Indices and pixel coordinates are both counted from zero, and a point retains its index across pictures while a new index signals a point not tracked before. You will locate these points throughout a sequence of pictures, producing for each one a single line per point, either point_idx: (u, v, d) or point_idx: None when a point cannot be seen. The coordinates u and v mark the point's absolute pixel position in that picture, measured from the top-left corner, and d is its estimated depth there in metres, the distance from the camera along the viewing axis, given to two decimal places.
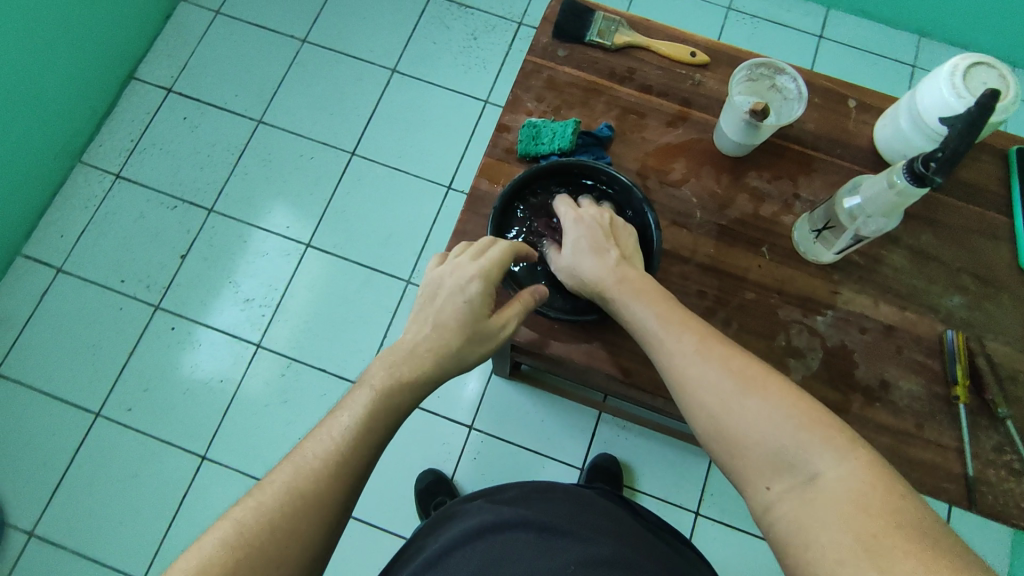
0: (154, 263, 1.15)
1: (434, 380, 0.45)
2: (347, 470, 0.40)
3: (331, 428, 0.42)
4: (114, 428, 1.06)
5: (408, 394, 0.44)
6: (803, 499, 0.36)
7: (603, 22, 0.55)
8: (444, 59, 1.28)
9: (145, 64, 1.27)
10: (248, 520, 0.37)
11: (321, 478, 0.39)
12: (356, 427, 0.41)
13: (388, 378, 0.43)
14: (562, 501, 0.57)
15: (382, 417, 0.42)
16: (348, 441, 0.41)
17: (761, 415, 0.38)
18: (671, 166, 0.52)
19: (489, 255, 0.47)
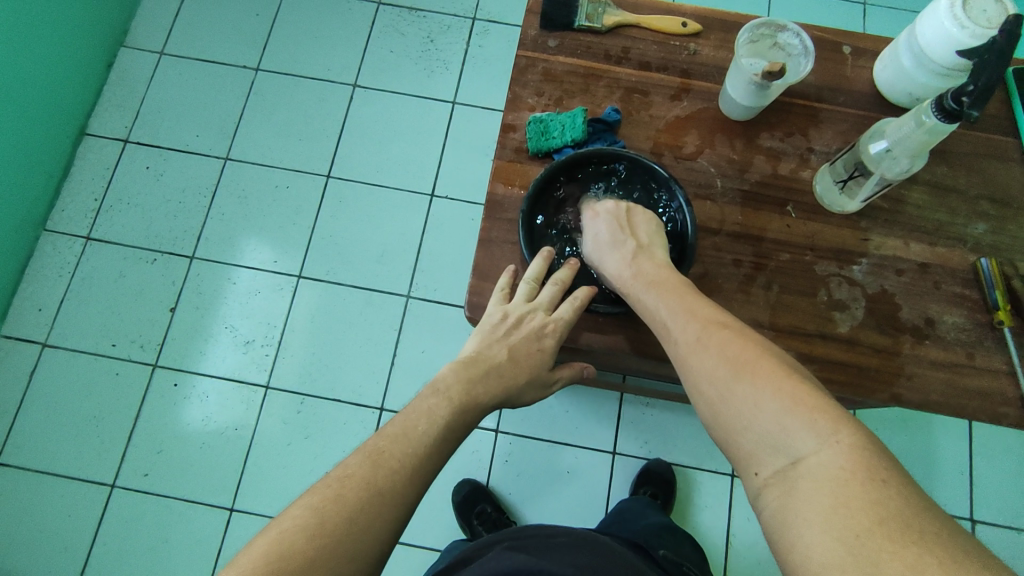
0: (143, 321, 1.11)
1: (497, 398, 0.45)
2: (423, 473, 0.41)
3: (408, 424, 0.42)
4: (134, 496, 1.02)
5: (474, 398, 0.44)
6: (786, 485, 0.34)
7: (590, 5, 0.54)
8: (404, 66, 1.26)
9: (96, 118, 1.22)
10: (326, 507, 0.36)
11: (400, 473, 0.39)
12: (433, 432, 0.42)
13: (464, 390, 0.44)
14: (582, 552, 0.55)
15: (455, 424, 0.43)
16: (425, 445, 0.41)
17: (751, 398, 0.37)
18: (683, 140, 0.52)
19: (539, 298, 0.47)
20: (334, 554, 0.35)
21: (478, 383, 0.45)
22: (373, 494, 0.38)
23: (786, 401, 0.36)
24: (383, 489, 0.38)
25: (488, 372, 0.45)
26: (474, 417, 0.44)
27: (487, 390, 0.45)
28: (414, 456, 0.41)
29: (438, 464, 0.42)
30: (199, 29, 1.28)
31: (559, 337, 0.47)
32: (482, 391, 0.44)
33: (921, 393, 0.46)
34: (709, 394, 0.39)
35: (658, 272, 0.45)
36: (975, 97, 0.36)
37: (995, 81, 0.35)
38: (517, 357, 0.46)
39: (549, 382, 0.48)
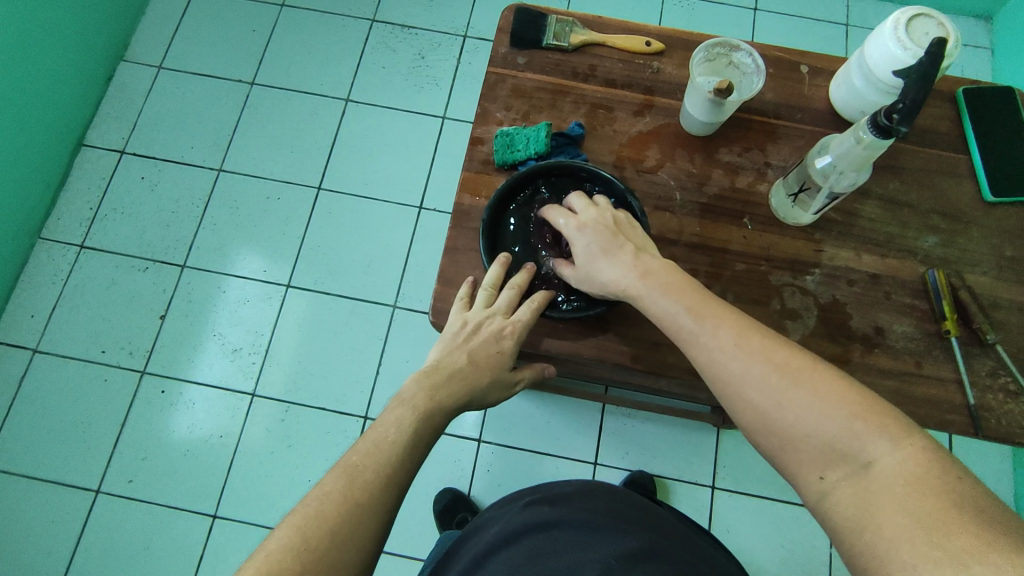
0: (133, 328, 1.13)
1: (462, 403, 0.46)
2: (398, 479, 0.41)
3: (379, 437, 0.42)
4: (118, 502, 1.03)
5: (443, 403, 0.45)
6: (859, 487, 0.36)
7: (557, 25, 0.57)
8: (396, 82, 1.29)
9: (93, 129, 1.25)
10: (308, 527, 0.37)
11: (376, 487, 0.40)
12: (405, 439, 0.42)
13: (429, 397, 0.44)
14: (594, 497, 0.60)
15: (427, 430, 0.44)
16: (398, 454, 0.42)
17: (807, 406, 0.39)
18: (645, 154, 0.54)
19: (498, 304, 0.48)
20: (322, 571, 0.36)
21: (446, 390, 0.45)
22: (354, 515, 0.38)
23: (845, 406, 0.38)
24: (364, 510, 0.38)
25: (454, 375, 0.46)
26: (444, 422, 0.45)
27: (452, 393, 0.45)
28: (391, 470, 0.41)
29: (412, 470, 0.42)
30: (197, 45, 1.31)
31: (518, 339, 0.48)
32: (448, 394, 0.45)
33: None
34: (760, 402, 0.41)
35: (670, 276, 0.45)
36: (906, 114, 0.38)
37: (921, 99, 0.37)
38: (478, 359, 0.47)
39: (511, 384, 0.49)
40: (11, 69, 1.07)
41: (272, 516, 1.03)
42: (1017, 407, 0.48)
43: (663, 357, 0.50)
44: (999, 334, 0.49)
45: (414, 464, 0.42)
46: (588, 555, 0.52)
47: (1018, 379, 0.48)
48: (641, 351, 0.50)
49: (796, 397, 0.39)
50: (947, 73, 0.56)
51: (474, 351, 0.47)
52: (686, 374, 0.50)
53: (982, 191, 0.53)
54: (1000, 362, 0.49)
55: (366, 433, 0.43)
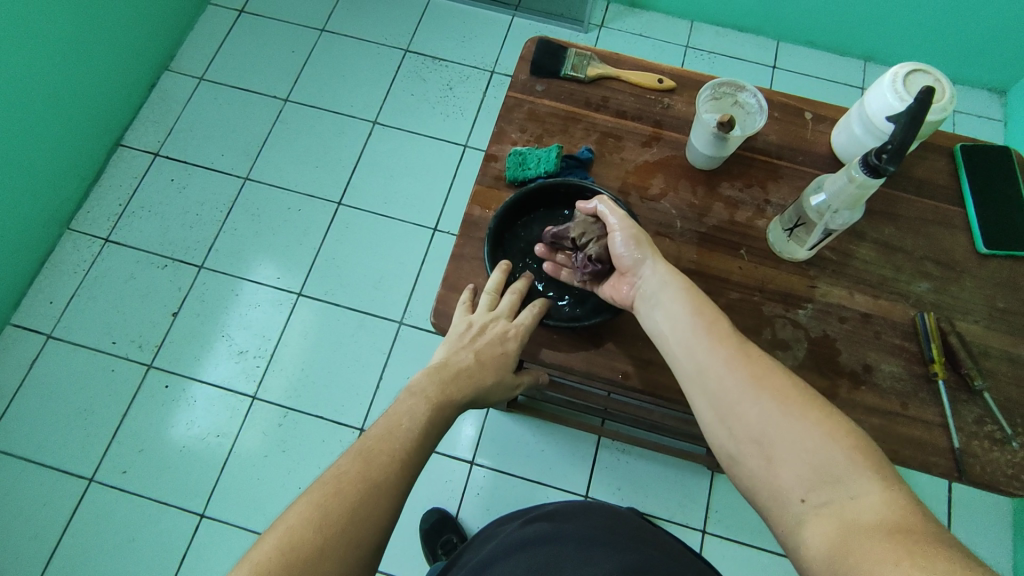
0: (146, 322, 1.15)
1: (468, 399, 0.47)
2: (412, 465, 0.42)
3: (392, 423, 0.43)
4: (110, 492, 1.04)
5: (454, 400, 0.46)
6: (838, 516, 0.36)
7: (576, 58, 0.60)
8: (423, 109, 1.34)
9: (131, 131, 1.31)
10: (328, 503, 0.37)
11: (391, 470, 0.40)
12: (418, 426, 0.43)
13: (440, 391, 0.45)
14: (596, 515, 0.58)
15: (438, 420, 0.45)
16: (411, 439, 0.42)
17: (803, 432, 0.40)
18: (650, 182, 0.56)
19: (501, 307, 0.50)
20: (340, 544, 0.36)
21: (457, 387, 0.46)
22: (374, 491, 0.39)
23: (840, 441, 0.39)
24: (383, 488, 0.39)
25: (463, 373, 0.47)
26: (452, 416, 0.46)
27: (459, 390, 0.46)
28: (407, 454, 0.42)
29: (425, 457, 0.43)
30: (238, 61, 1.38)
31: (521, 341, 0.49)
32: (457, 389, 0.46)
33: None
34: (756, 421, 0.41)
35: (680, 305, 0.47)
36: (895, 153, 0.41)
37: (907, 140, 0.40)
38: (486, 358, 0.48)
39: (514, 386, 0.50)
40: (61, 67, 1.13)
41: (260, 522, 1.03)
42: (1003, 455, 0.48)
43: (652, 376, 0.51)
44: (987, 381, 0.50)
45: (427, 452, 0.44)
46: (589, 566, 0.50)
47: (1004, 427, 0.48)
48: (632, 368, 0.52)
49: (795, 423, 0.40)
50: (945, 129, 0.59)
51: (483, 351, 0.48)
52: (673, 394, 0.51)
53: (976, 243, 0.55)
54: (987, 409, 0.49)
55: (378, 421, 0.43)
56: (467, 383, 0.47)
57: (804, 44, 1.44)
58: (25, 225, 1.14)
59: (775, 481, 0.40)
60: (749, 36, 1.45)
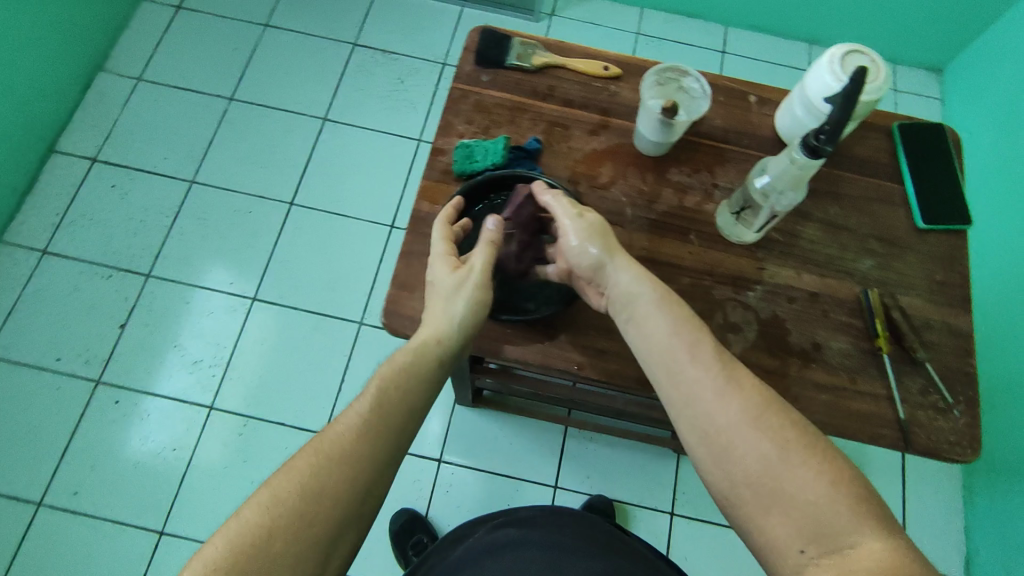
0: (92, 336, 1.10)
1: (408, 397, 0.44)
2: (366, 469, 0.41)
3: (321, 434, 0.42)
4: (61, 515, 1.00)
5: (410, 390, 0.44)
6: (839, 569, 0.37)
7: (520, 47, 0.59)
8: (375, 103, 1.32)
9: (66, 136, 1.25)
10: (236, 525, 0.38)
11: (340, 479, 0.40)
12: (342, 435, 0.41)
13: (372, 393, 0.44)
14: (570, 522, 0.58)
15: (369, 425, 0.42)
16: (333, 450, 0.41)
17: (801, 479, 0.40)
18: (599, 171, 0.56)
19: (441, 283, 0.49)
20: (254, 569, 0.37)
21: (411, 377, 0.45)
22: (315, 506, 0.39)
23: (836, 486, 0.39)
24: (327, 501, 0.39)
25: (406, 361, 0.45)
26: (391, 417, 0.43)
27: (397, 382, 0.44)
28: (354, 463, 0.41)
29: (384, 459, 0.42)
30: (178, 59, 1.33)
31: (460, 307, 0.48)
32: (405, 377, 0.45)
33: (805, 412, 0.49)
34: (753, 465, 0.41)
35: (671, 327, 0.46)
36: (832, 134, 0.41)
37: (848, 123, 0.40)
38: (431, 343, 0.46)
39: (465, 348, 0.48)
40: None
41: None
42: (946, 423, 0.49)
43: (607, 365, 0.51)
44: (929, 353, 0.51)
45: (384, 454, 0.42)
46: None
47: (947, 397, 0.50)
48: (588, 358, 0.51)
49: (792, 471, 0.40)
50: (883, 108, 0.60)
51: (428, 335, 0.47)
52: (630, 382, 0.51)
53: (915, 219, 0.56)
54: (930, 379, 0.51)
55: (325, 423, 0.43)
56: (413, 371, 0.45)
57: (752, 28, 1.46)
58: None
59: (772, 529, 0.40)
60: (697, 21, 1.46)
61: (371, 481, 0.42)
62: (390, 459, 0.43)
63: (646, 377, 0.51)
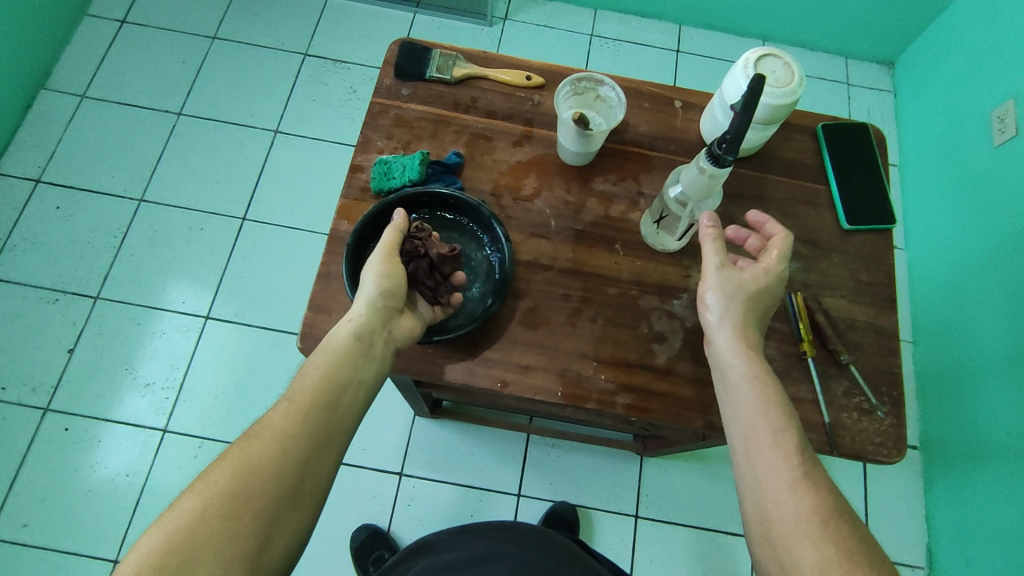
0: (39, 363, 1.08)
1: (322, 421, 0.42)
2: (298, 473, 0.41)
3: (227, 463, 0.40)
4: (11, 548, 0.97)
5: (322, 413, 0.43)
6: None
7: (441, 59, 0.59)
8: (327, 114, 1.30)
9: (8, 158, 1.22)
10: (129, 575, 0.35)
11: (269, 483, 0.39)
12: (246, 467, 0.39)
13: (284, 419, 0.42)
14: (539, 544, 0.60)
15: (277, 456, 0.40)
16: (235, 485, 0.39)
17: None
18: (523, 183, 0.55)
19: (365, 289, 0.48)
20: None
21: (324, 396, 0.43)
22: (244, 510, 0.38)
23: None
24: (256, 504, 0.39)
25: (326, 366, 0.44)
26: (303, 445, 0.41)
27: (311, 399, 0.43)
28: (285, 466, 0.40)
29: (317, 461, 0.42)
30: (123, 74, 1.30)
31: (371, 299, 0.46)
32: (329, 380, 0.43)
33: None
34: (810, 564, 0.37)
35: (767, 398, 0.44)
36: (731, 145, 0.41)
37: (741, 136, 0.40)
38: (346, 343, 0.45)
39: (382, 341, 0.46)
40: None
41: None
42: (871, 424, 0.49)
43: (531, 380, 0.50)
44: (853, 354, 0.51)
45: (317, 457, 0.42)
46: None
47: (871, 398, 0.50)
48: (511, 375, 0.49)
49: None
50: (808, 110, 0.60)
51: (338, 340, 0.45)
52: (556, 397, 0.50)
53: (840, 220, 0.56)
54: (855, 381, 0.51)
55: (251, 430, 0.42)
56: (336, 373, 0.44)
57: (705, 27, 1.46)
58: None
59: None
60: (651, 21, 1.47)
61: (304, 485, 0.41)
62: (323, 462, 0.42)
63: (571, 391, 0.49)
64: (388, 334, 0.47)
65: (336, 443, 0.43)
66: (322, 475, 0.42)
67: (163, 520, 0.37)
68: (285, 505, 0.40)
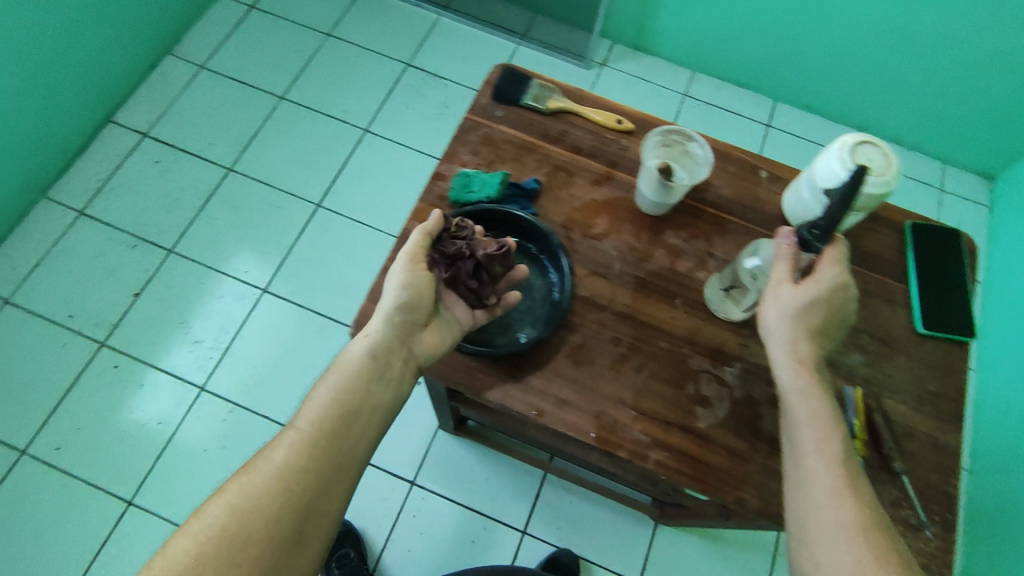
0: (106, 300, 1.14)
1: (327, 447, 0.45)
2: (301, 502, 0.44)
3: (232, 490, 0.43)
4: (39, 467, 1.01)
5: (326, 443, 0.45)
6: None
7: (538, 89, 0.61)
8: (417, 123, 1.35)
9: (125, 109, 1.32)
10: None
11: (270, 515, 0.43)
12: (246, 496, 0.43)
13: (288, 448, 0.44)
14: None
15: (278, 485, 0.43)
16: (236, 513, 0.42)
17: None
18: (595, 221, 0.56)
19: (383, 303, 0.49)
20: None
21: (332, 426, 0.46)
22: (246, 541, 0.42)
23: None
24: (256, 535, 0.42)
25: (340, 388, 0.47)
26: (306, 472, 0.44)
27: (322, 424, 0.45)
28: (289, 497, 0.43)
29: (320, 493, 0.44)
30: (241, 54, 1.40)
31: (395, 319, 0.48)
32: (341, 408, 0.46)
33: (764, 503, 0.46)
34: None
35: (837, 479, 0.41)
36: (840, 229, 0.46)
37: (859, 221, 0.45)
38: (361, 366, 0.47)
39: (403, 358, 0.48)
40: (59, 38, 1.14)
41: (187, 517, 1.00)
42: (914, 542, 0.46)
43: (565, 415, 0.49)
44: (906, 464, 0.49)
45: (322, 487, 0.44)
46: None
47: (919, 514, 0.47)
48: (547, 407, 0.49)
49: None
50: (898, 205, 0.58)
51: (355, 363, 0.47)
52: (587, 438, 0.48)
53: (915, 322, 0.54)
54: (904, 492, 0.48)
55: (258, 458, 0.45)
56: (349, 398, 0.46)
57: (801, 106, 1.45)
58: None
59: None
60: (748, 91, 1.47)
61: (308, 512, 0.44)
62: (329, 491, 0.45)
63: (604, 435, 0.48)
64: (406, 350, 0.49)
65: (343, 473, 0.46)
66: (326, 504, 0.45)
67: (173, 540, 0.42)
68: (287, 535, 0.43)
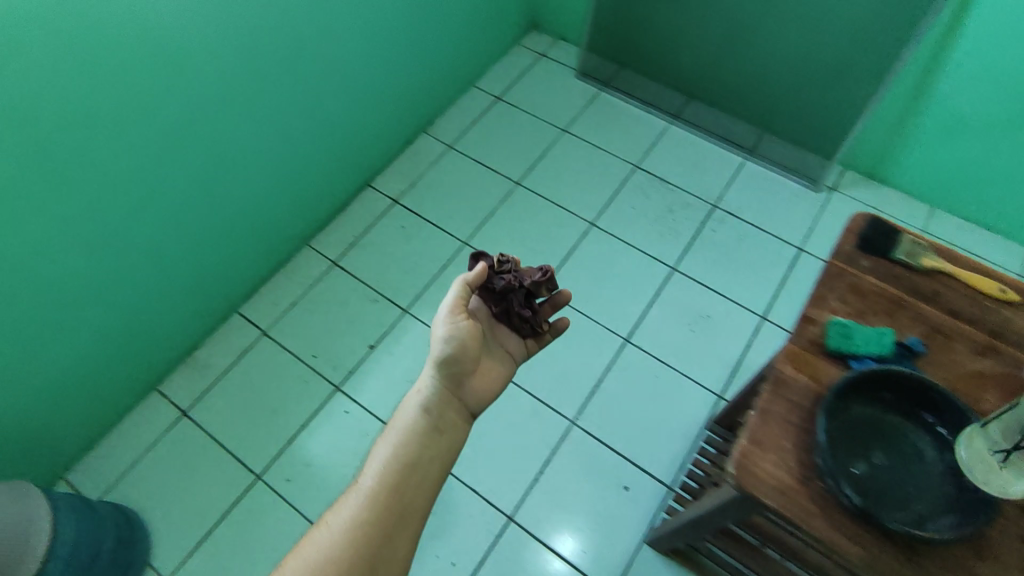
0: (345, 346, 1.24)
1: (394, 492, 0.59)
2: (377, 538, 0.57)
3: (328, 524, 0.57)
4: (267, 493, 1.09)
5: (401, 494, 0.59)
6: None
7: (910, 244, 0.63)
8: (641, 223, 1.39)
9: (381, 176, 1.47)
10: None
11: (360, 542, 0.56)
12: (337, 530, 0.56)
13: (367, 494, 0.59)
14: None
15: (366, 525, 0.57)
16: (332, 543, 0.56)
17: None
18: (982, 394, 0.55)
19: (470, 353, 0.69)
20: None
21: (400, 480, 0.60)
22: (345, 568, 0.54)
23: None
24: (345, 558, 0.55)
25: (400, 443, 0.63)
26: (388, 516, 0.58)
27: (399, 472, 0.60)
28: (368, 532, 0.57)
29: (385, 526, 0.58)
30: (485, 139, 1.53)
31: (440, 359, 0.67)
32: (401, 460, 0.61)
33: None
34: None
35: None
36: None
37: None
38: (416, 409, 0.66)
39: (452, 389, 0.68)
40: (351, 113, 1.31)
41: None
42: None
43: None
44: None
45: (389, 522, 0.58)
46: None
47: None
48: None
49: None
50: None
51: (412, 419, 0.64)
52: None
53: None
54: None
55: (342, 500, 0.59)
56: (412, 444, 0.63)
57: None
58: (279, 231, 1.29)
59: None
60: (997, 237, 1.36)
61: (385, 543, 0.57)
62: (395, 525, 0.58)
63: None
64: (458, 401, 0.68)
65: (392, 508, 0.59)
66: (397, 535, 0.58)
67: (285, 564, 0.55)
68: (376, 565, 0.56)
